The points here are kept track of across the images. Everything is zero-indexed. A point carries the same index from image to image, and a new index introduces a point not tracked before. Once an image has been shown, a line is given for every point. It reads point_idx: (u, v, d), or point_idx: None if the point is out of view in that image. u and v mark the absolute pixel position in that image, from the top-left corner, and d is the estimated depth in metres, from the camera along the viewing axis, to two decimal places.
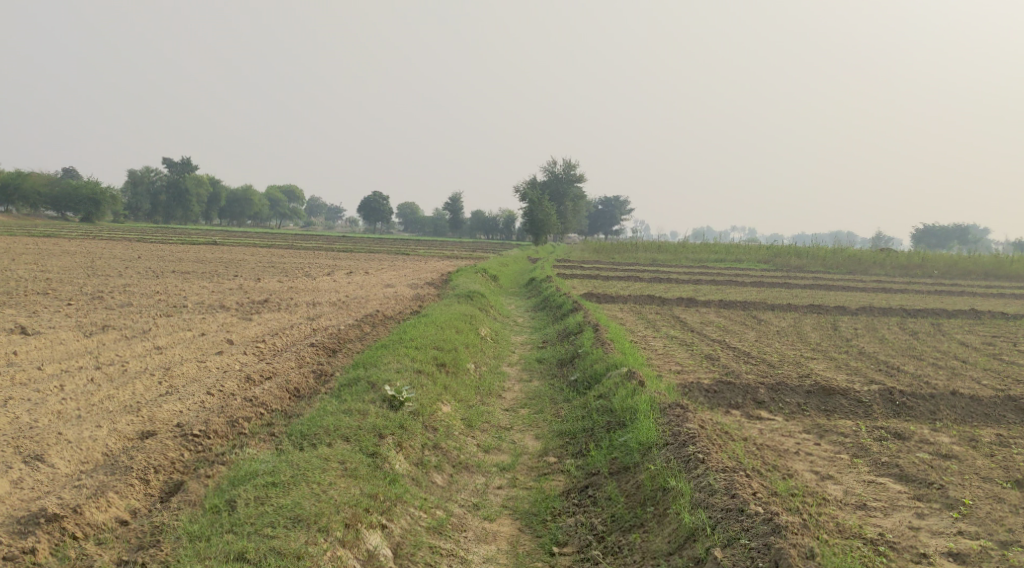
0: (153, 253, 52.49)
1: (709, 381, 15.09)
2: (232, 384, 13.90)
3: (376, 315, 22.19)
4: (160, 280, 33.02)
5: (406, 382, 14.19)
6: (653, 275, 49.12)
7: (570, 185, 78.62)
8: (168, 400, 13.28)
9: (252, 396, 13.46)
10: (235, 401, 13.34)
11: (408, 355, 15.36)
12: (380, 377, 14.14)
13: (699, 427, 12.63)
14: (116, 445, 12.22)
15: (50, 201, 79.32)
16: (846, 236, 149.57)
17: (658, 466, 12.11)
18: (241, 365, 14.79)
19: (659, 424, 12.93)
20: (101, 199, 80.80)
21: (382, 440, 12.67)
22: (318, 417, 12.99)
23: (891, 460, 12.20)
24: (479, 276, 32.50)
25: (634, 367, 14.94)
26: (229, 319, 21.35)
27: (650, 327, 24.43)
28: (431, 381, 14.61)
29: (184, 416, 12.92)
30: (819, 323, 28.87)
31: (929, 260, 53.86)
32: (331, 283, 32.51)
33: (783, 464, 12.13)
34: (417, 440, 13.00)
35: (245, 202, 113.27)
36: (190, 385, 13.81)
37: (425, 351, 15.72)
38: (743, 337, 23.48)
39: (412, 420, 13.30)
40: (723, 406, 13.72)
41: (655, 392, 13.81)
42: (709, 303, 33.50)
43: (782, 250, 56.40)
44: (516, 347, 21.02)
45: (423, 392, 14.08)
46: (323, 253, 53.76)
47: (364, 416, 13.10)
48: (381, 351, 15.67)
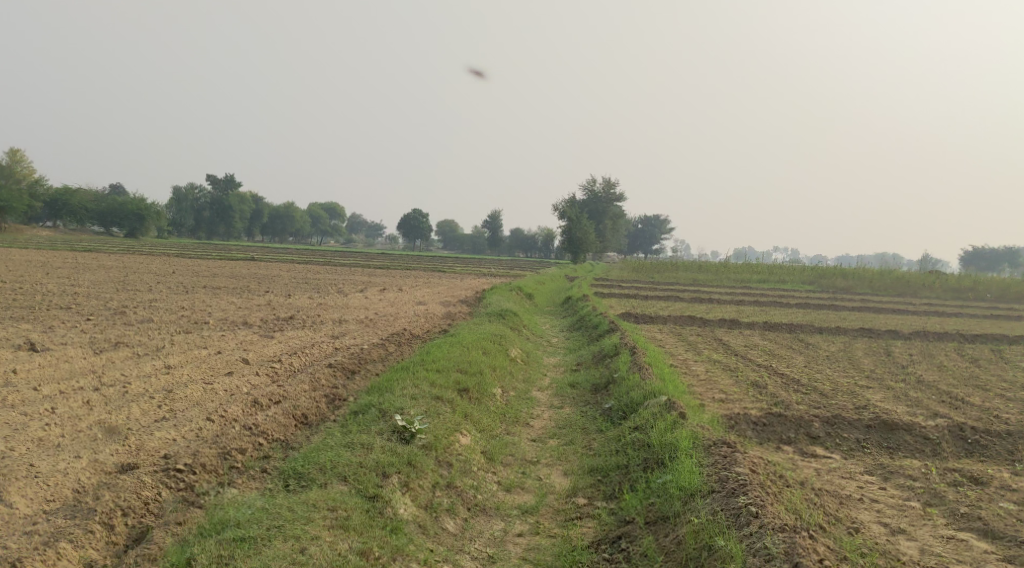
0: (190, 268, 51.99)
1: (759, 411, 13.82)
2: (236, 408, 12.94)
3: (403, 334, 21.14)
4: (189, 296, 32.31)
5: (420, 411, 13.12)
6: (694, 295, 47.73)
7: (610, 204, 77.44)
8: (162, 426, 12.38)
9: (253, 424, 12.49)
10: (233, 429, 12.37)
11: (428, 379, 14.25)
12: (393, 406, 13.07)
13: (750, 471, 11.33)
14: (90, 480, 11.34)
15: (96, 216, 79.56)
16: (891, 259, 146.60)
17: (703, 520, 10.85)
18: (249, 387, 13.80)
19: (699, 466, 11.69)
20: (145, 215, 80.98)
21: (385, 481, 11.65)
22: (317, 452, 11.99)
23: (972, 512, 10.88)
24: (514, 294, 31.43)
25: (673, 396, 13.69)
26: (249, 337, 20.43)
27: (691, 351, 23.12)
28: (450, 409, 13.51)
29: (173, 446, 12.00)
30: (871, 348, 27.39)
31: (982, 283, 51.87)
32: (362, 300, 31.57)
33: (847, 516, 10.85)
34: (427, 480, 11.94)
35: (287, 218, 113.33)
36: (188, 410, 12.88)
37: (447, 374, 14.62)
38: (791, 363, 22.09)
39: (423, 455, 12.22)
40: (773, 442, 12.45)
41: (697, 426, 12.56)
42: (752, 325, 32.05)
43: (828, 272, 54.70)
44: (548, 370, 19.82)
45: (440, 422, 12.98)
46: (359, 270, 52.99)
47: (369, 450, 12.10)
48: (400, 373, 14.56)
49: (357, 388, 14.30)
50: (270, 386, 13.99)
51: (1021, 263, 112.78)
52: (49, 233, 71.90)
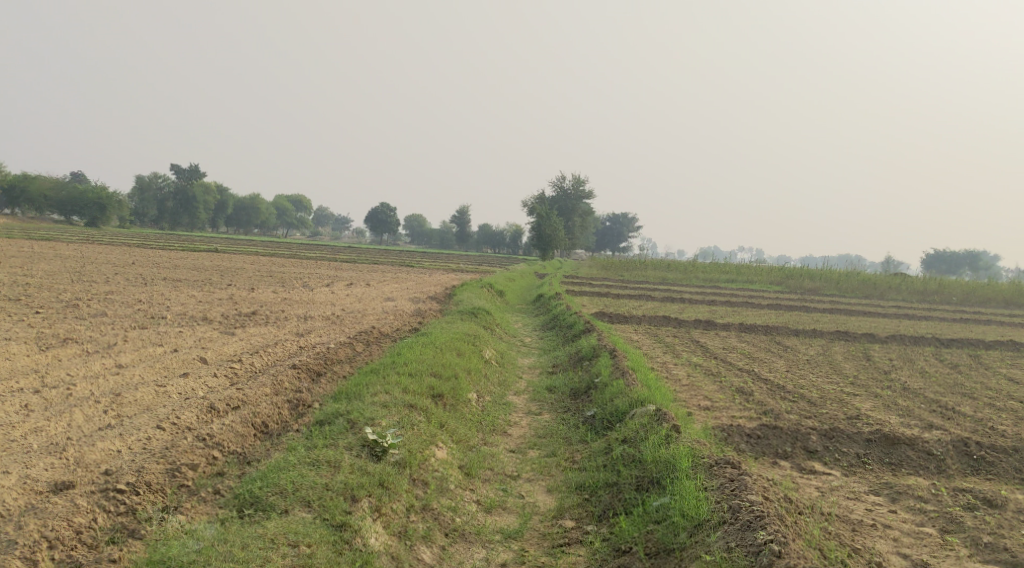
0: (150, 259, 50.48)
1: (753, 422, 13.09)
2: (190, 415, 12.02)
3: (371, 333, 20.16)
4: (147, 288, 31.01)
5: (392, 422, 12.22)
6: (665, 294, 47.11)
7: (579, 201, 76.72)
8: (105, 436, 11.42)
9: (206, 436, 11.60)
10: (184, 441, 11.47)
11: (400, 384, 13.33)
12: (363, 416, 12.16)
13: (762, 498, 10.52)
14: (18, 501, 10.39)
15: (56, 204, 77.43)
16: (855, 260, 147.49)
17: (713, 558, 10.06)
18: (206, 389, 12.85)
19: (703, 489, 10.90)
20: (107, 204, 78.96)
21: (355, 506, 10.76)
22: (276, 471, 11.09)
23: (996, 541, 10.21)
24: (485, 291, 30.53)
25: (662, 406, 12.89)
26: (209, 334, 19.35)
27: (669, 354, 22.33)
28: (424, 418, 12.62)
29: (117, 461, 11.08)
30: (849, 352, 26.83)
31: (948, 286, 51.71)
32: (328, 296, 30.47)
33: (864, 546, 10.13)
34: (401, 503, 11.09)
35: (252, 210, 111.43)
36: (137, 416, 11.92)
37: (420, 378, 13.71)
38: (772, 367, 21.36)
39: (396, 474, 11.34)
40: (770, 457, 11.72)
41: (693, 441, 11.77)
42: (727, 327, 31.35)
43: (796, 272, 54.23)
44: (523, 373, 18.92)
45: (415, 434, 12.10)
46: (325, 263, 51.78)
47: (336, 469, 11.20)
48: (369, 376, 13.64)
49: (323, 391, 13.39)
50: (229, 388, 13.05)
51: (981, 266, 113.70)
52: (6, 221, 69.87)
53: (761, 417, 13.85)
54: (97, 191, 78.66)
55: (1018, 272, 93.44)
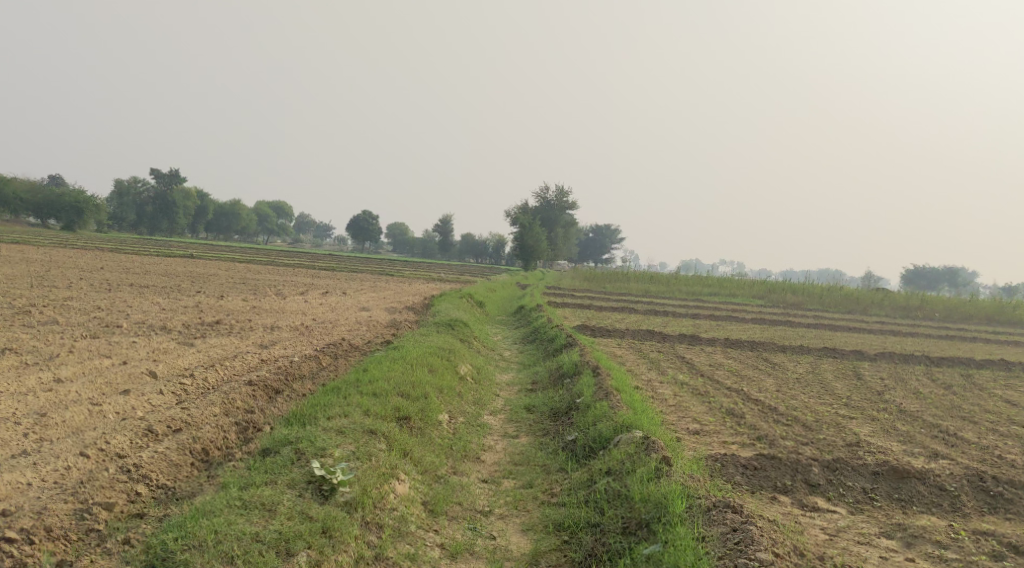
0: (122, 265, 49.07)
1: (750, 452, 12.01)
2: (122, 440, 11.09)
3: (339, 346, 18.94)
4: (111, 295, 29.68)
5: (347, 453, 11.23)
6: (647, 306, 46.15)
7: (562, 212, 75.76)
8: (17, 467, 10.50)
9: (131, 467, 10.67)
10: (104, 473, 10.58)
11: (363, 406, 12.29)
12: (314, 447, 11.19)
13: (771, 557, 9.53)
14: None
15: (32, 207, 75.79)
16: (834, 276, 147.39)
17: None
18: (147, 407, 11.88)
19: (699, 539, 9.92)
20: (85, 208, 77.39)
21: (288, 562, 9.87)
22: (201, 516, 10.14)
23: None
24: (463, 301, 29.44)
25: (649, 433, 11.85)
26: (164, 345, 18.11)
27: (654, 371, 21.25)
28: (385, 446, 11.61)
29: (22, 499, 10.16)
30: (838, 369, 25.81)
31: (931, 301, 51.01)
32: (300, 305, 29.22)
33: None
34: (349, 554, 10.14)
35: (232, 216, 109.86)
36: (59, 442, 10.97)
37: (385, 398, 12.67)
38: (761, 386, 20.28)
39: (345, 519, 10.42)
40: (770, 493, 10.75)
41: (685, 476, 10.74)
42: (712, 341, 30.30)
43: (778, 285, 53.39)
44: (500, 390, 17.76)
45: (372, 468, 11.09)
46: (302, 271, 50.45)
47: (272, 514, 10.29)
48: (329, 395, 12.57)
49: (279, 410, 12.34)
50: (174, 407, 12.02)
51: (960, 282, 113.75)
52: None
53: (757, 446, 12.77)
54: (74, 194, 76.89)
55: (996, 289, 93.37)
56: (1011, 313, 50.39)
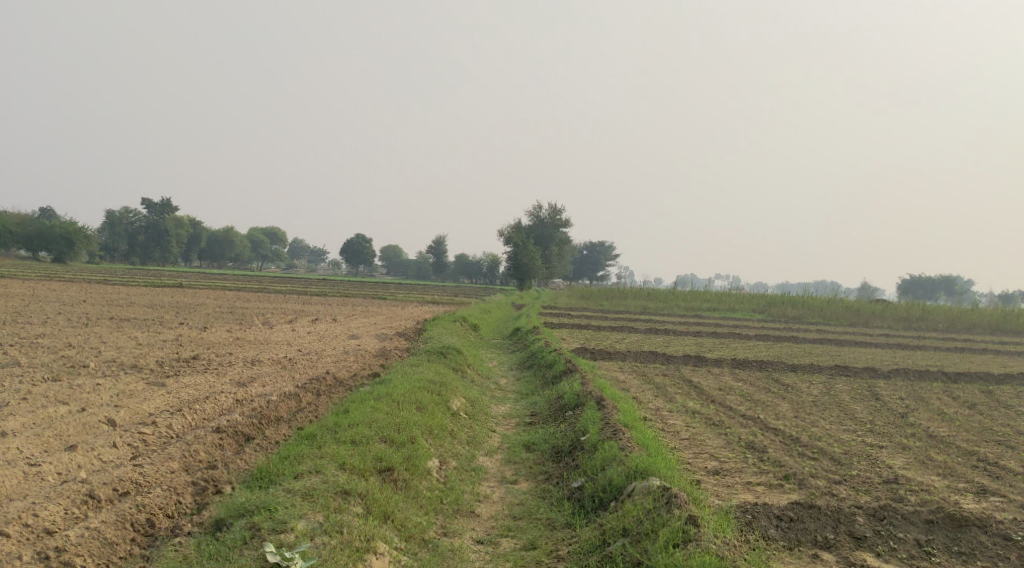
0: (107, 296, 47.49)
1: (781, 502, 10.76)
2: (52, 512, 10.16)
3: (324, 381, 17.54)
4: (87, 329, 28.22)
5: (315, 527, 10.15)
6: (647, 324, 44.78)
7: (556, 230, 74.42)
8: None
9: (56, 550, 9.74)
10: (23, 556, 9.66)
11: (338, 461, 11.21)
12: (275, 520, 10.14)
13: None
14: None
15: (23, 240, 74.19)
16: (830, 287, 145.98)
17: None
18: (90, 468, 10.90)
19: None
20: (76, 239, 75.68)
21: None
22: None
23: None
24: (457, 325, 28.04)
25: (661, 483, 10.71)
26: (132, 387, 16.72)
27: (661, 398, 19.86)
28: (361, 511, 10.55)
29: None
30: (853, 388, 24.46)
31: (935, 312, 49.61)
32: (286, 334, 27.75)
33: None
34: None
35: (225, 243, 108.35)
36: None
37: (365, 448, 11.58)
38: (777, 412, 18.87)
39: None
40: (812, 554, 9.93)
41: (707, 543, 9.77)
42: (719, 362, 28.88)
43: (778, 299, 51.97)
44: (496, 426, 16.37)
45: (345, 545, 10.03)
46: (293, 297, 48.94)
47: None
48: (300, 447, 11.49)
49: (243, 461, 11.43)
50: (124, 463, 11.09)
51: (959, 292, 112.36)
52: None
53: (787, 491, 11.43)
54: (65, 226, 75.08)
55: (997, 297, 91.87)
56: (1017, 321, 49.03)
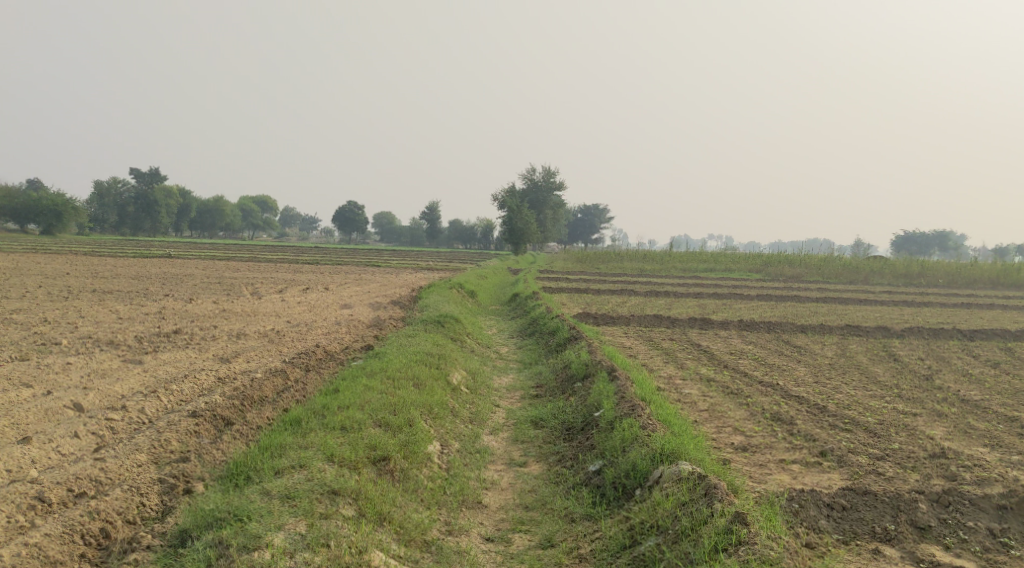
0: (93, 268, 46.10)
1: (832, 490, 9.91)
2: None
3: (314, 354, 16.33)
4: (67, 303, 26.93)
5: (301, 538, 9.19)
6: (646, 287, 43.63)
7: (550, 193, 73.03)
8: None
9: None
10: None
11: (327, 453, 10.27)
12: (251, 528, 9.21)
13: None
14: None
15: (10, 213, 72.49)
16: (824, 247, 144.95)
17: None
18: (42, 465, 9.98)
19: None
20: (65, 211, 74.06)
21: None
22: None
23: None
24: (453, 292, 26.84)
25: (690, 472, 9.85)
26: (106, 365, 15.48)
27: (671, 365, 18.70)
28: (352, 513, 9.62)
29: None
30: (868, 349, 23.37)
31: (934, 268, 48.55)
32: (275, 305, 26.50)
33: None
34: None
35: (216, 213, 106.74)
36: None
37: (357, 435, 10.66)
38: (796, 378, 17.73)
39: None
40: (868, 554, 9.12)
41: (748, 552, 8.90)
42: (725, 324, 27.65)
43: (775, 258, 50.72)
44: (500, 400, 15.18)
45: (333, 561, 9.03)
46: (283, 267, 47.60)
47: None
48: (284, 437, 10.55)
49: (219, 451, 10.54)
50: (84, 458, 10.17)
51: (953, 247, 111.49)
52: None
53: (827, 476, 10.26)
54: (53, 198, 73.46)
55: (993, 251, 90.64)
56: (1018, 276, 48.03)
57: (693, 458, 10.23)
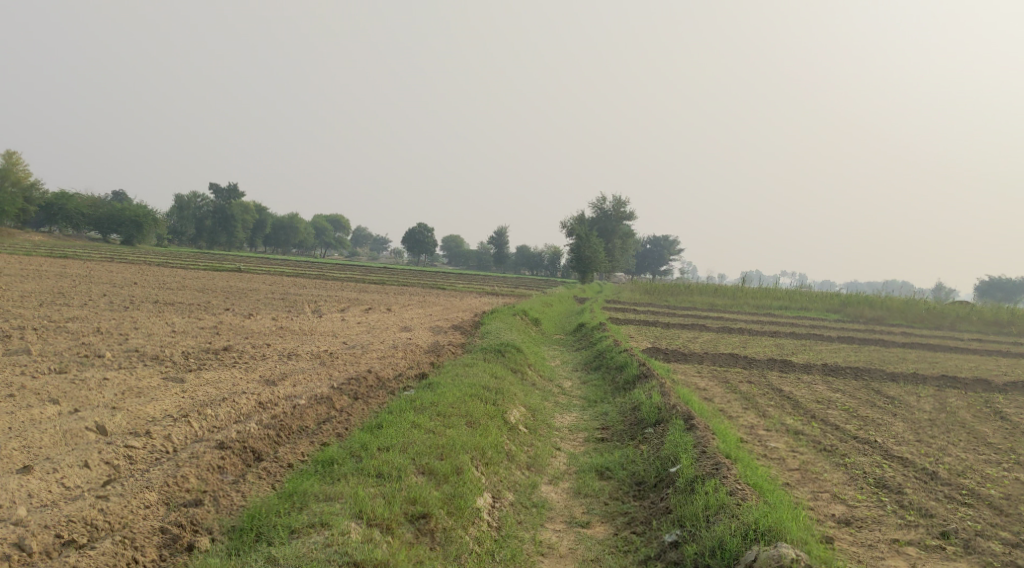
0: (159, 279, 45.61)
1: None
2: None
3: (364, 381, 15.06)
4: (122, 313, 26.11)
5: None
6: (719, 323, 41.73)
7: (620, 223, 71.42)
8: None
9: None
10: None
11: (357, 511, 9.94)
12: None
13: None
14: None
15: (92, 222, 72.96)
16: (900, 289, 140.40)
17: None
18: (40, 498, 9.84)
19: None
20: (145, 222, 74.42)
21: None
22: None
23: None
24: (517, 319, 25.46)
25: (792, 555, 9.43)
26: (144, 383, 14.42)
27: (754, 412, 17.06)
28: None
29: None
30: (966, 403, 21.37)
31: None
32: (333, 325, 25.37)
33: None
34: None
35: (289, 230, 107.21)
36: None
37: (397, 487, 10.31)
38: (894, 434, 15.96)
39: None
40: None
41: None
42: (807, 367, 25.74)
43: (854, 299, 48.27)
44: (562, 444, 13.72)
45: None
46: (348, 285, 46.63)
47: None
48: (316, 486, 10.25)
49: (237, 495, 10.24)
50: (87, 495, 9.97)
51: None
52: (36, 235, 65.52)
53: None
54: (134, 209, 73.91)
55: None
56: None
57: (796, 540, 9.73)
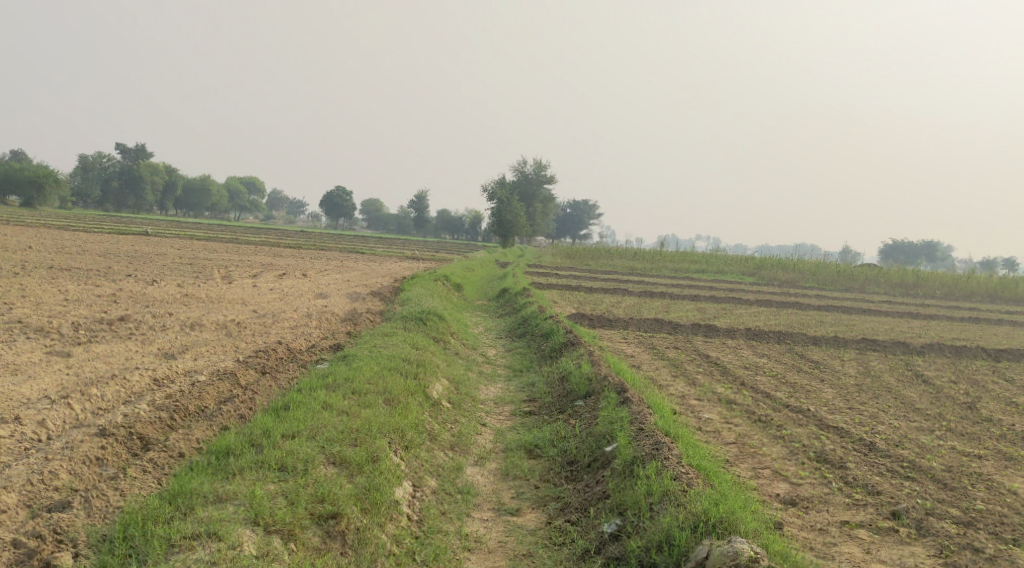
0: (60, 244, 43.21)
1: None
2: None
3: (271, 353, 13.93)
4: (12, 279, 24.27)
5: None
6: (640, 287, 41.26)
7: (540, 187, 70.65)
8: None
9: None
10: None
11: (254, 515, 8.97)
12: None
13: None
14: None
15: None
16: (810, 253, 142.99)
17: None
18: None
19: None
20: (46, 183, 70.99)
21: None
22: None
23: None
24: (437, 285, 24.43)
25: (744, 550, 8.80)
26: (25, 358, 13.05)
27: (683, 381, 16.38)
28: None
29: None
30: (890, 367, 21.09)
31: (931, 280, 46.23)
32: (243, 292, 23.95)
33: None
34: None
35: (201, 191, 103.81)
36: None
37: (302, 481, 9.38)
38: (826, 401, 15.45)
39: None
40: None
41: None
42: (732, 331, 25.26)
43: (767, 262, 48.24)
44: (488, 418, 12.88)
45: None
46: (261, 250, 44.88)
47: None
48: (207, 482, 9.25)
49: (116, 495, 9.21)
50: None
51: (941, 259, 110.13)
52: None
53: (914, 557, 9.27)
54: (33, 169, 70.37)
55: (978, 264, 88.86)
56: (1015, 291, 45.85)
57: (744, 531, 9.07)
